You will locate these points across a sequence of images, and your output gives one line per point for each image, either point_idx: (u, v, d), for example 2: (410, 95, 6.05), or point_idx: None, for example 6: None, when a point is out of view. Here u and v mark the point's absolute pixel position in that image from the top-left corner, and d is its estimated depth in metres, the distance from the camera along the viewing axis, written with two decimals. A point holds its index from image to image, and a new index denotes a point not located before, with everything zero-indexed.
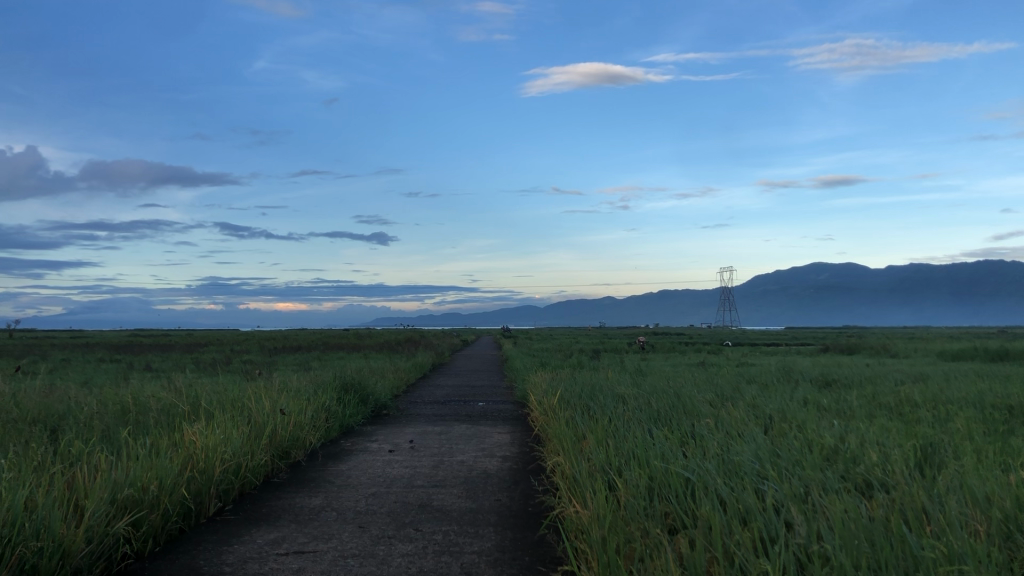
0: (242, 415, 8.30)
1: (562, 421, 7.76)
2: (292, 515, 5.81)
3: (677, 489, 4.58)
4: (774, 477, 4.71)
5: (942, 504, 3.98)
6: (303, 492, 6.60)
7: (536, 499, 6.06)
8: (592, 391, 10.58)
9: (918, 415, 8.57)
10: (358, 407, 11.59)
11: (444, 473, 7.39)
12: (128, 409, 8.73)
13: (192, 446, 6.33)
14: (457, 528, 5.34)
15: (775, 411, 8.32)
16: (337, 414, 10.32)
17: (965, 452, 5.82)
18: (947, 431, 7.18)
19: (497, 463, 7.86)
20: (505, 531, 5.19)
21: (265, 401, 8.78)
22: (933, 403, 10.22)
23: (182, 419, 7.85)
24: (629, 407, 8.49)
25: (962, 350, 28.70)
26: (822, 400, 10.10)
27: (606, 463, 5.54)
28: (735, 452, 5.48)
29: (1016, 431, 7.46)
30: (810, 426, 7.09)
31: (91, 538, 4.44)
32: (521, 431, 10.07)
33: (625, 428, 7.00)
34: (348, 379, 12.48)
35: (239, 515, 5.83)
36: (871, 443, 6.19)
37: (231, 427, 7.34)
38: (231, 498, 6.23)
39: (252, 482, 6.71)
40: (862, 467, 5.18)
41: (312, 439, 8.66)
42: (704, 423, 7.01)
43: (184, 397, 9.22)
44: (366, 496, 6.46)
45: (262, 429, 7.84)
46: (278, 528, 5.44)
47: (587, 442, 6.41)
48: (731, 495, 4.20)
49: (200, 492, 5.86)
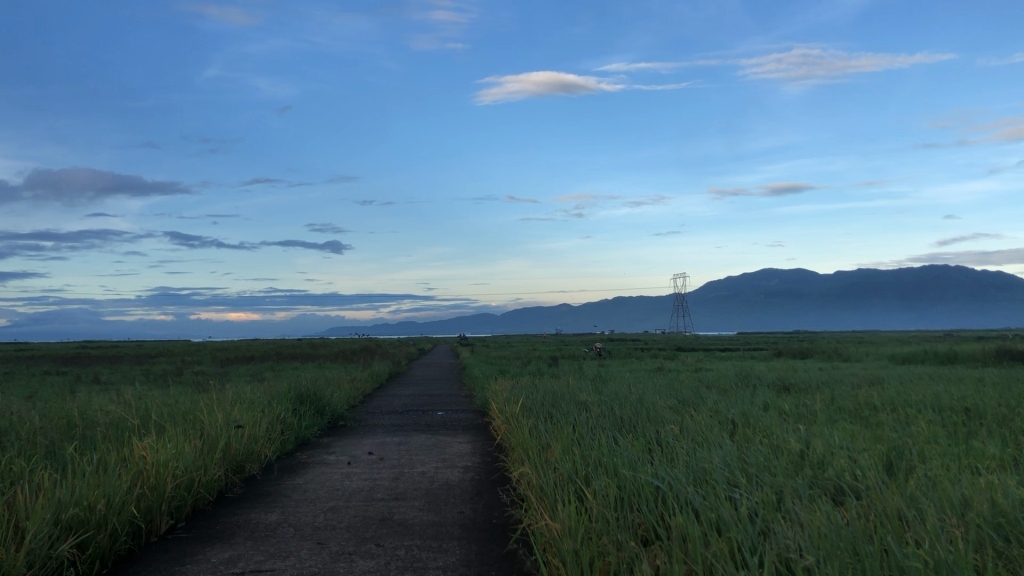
0: (194, 428, 8.03)
1: (524, 429, 7.63)
2: (247, 532, 5.58)
3: (649, 500, 4.46)
4: (745, 485, 4.60)
5: (919, 510, 3.90)
6: (259, 507, 6.37)
7: (500, 512, 5.90)
8: (554, 398, 10.47)
9: (880, 419, 8.58)
10: (314, 418, 11.34)
11: (405, 484, 7.21)
12: (74, 423, 8.41)
13: (143, 462, 6.05)
14: (420, 542, 5.16)
15: (737, 416, 8.28)
16: (293, 425, 10.08)
17: (931, 456, 5.79)
18: (910, 435, 7.17)
19: (459, 474, 7.67)
20: (470, 545, 5.03)
21: (219, 414, 8.49)
22: (892, 406, 10.26)
23: (131, 433, 7.55)
24: (592, 414, 8.37)
25: (912, 353, 29.02)
26: (784, 404, 10.08)
27: (573, 473, 5.42)
28: (703, 458, 5.39)
29: (977, 434, 7.47)
30: (776, 432, 7.02)
31: (32, 562, 4.20)
32: (483, 441, 9.92)
33: (589, 436, 6.87)
34: (303, 390, 12.21)
35: (192, 532, 5.59)
36: (837, 448, 6.14)
37: (183, 441, 7.07)
38: (183, 516, 5.99)
39: (205, 498, 6.48)
40: (833, 473, 5.10)
41: (267, 452, 8.40)
42: (669, 430, 6.91)
43: (133, 410, 8.90)
44: (324, 510, 6.25)
45: (214, 442, 7.56)
46: (233, 546, 5.21)
47: (552, 452, 6.27)
48: (704, 504, 4.09)
49: (150, 509, 5.60)
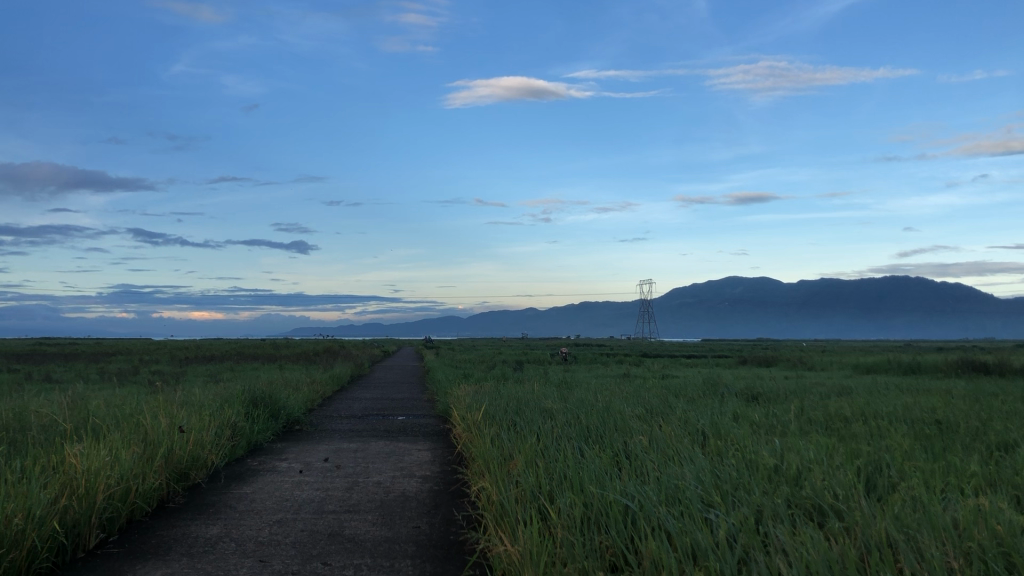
0: (135, 432, 7.58)
1: (486, 439, 7.29)
2: (184, 547, 5.17)
3: (617, 521, 4.10)
4: (722, 506, 4.27)
5: (910, 537, 3.60)
6: (201, 519, 5.94)
7: (458, 529, 5.57)
8: (518, 405, 10.15)
9: (853, 432, 8.37)
10: (268, 422, 10.89)
11: (358, 495, 6.81)
12: (5, 426, 7.89)
13: (73, 470, 5.61)
14: (370, 561, 4.78)
15: (707, 427, 8.01)
16: (244, 430, 9.63)
17: (910, 473, 5.53)
18: (886, 449, 6.93)
19: (416, 484, 7.31)
20: (423, 565, 4.70)
21: (161, 417, 8.03)
22: (863, 418, 10.05)
23: (65, 439, 7.09)
24: (556, 423, 8.08)
25: (876, 363, 28.93)
26: (753, 414, 9.84)
27: (536, 488, 5.08)
28: (674, 473, 5.07)
29: (954, 449, 7.25)
30: (747, 445, 6.73)
31: None
32: (444, 448, 9.60)
33: (554, 446, 6.56)
34: (256, 392, 11.71)
35: (124, 547, 5.16)
36: (812, 462, 5.86)
37: (121, 448, 6.61)
38: (116, 528, 5.54)
39: (143, 508, 6.05)
40: (811, 491, 4.80)
41: (213, 459, 7.96)
42: (636, 440, 6.61)
43: (71, 413, 8.40)
44: (271, 523, 5.85)
45: (156, 449, 7.13)
46: (167, 563, 4.80)
47: (514, 464, 5.94)
48: (678, 527, 3.76)
49: (77, 523, 5.16)
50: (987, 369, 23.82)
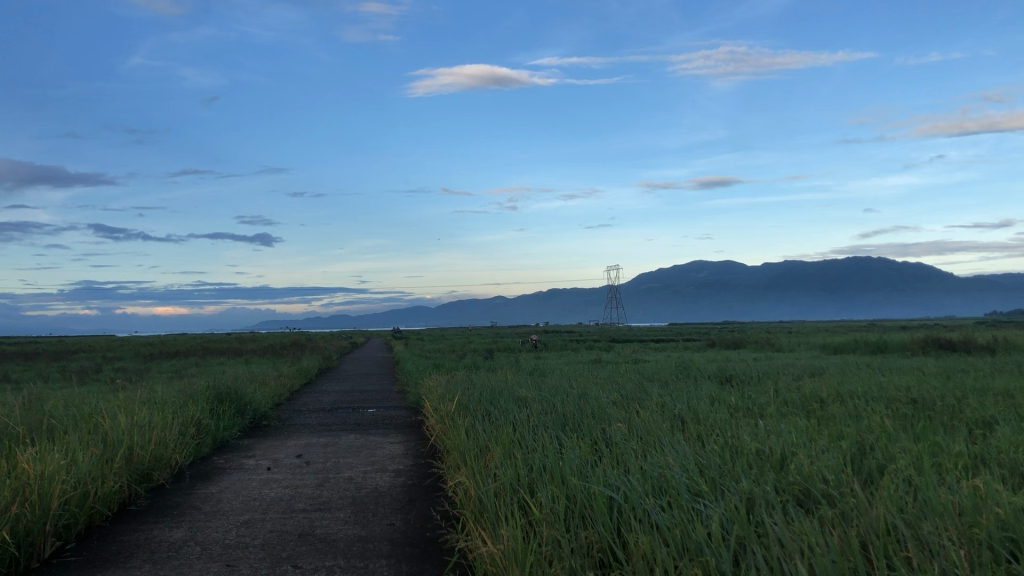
0: (94, 432, 7.27)
1: (461, 430, 7.06)
2: (147, 553, 4.91)
3: (602, 514, 3.90)
4: (710, 494, 4.10)
5: (912, 523, 3.43)
6: (165, 522, 5.68)
7: (434, 526, 5.36)
8: (493, 394, 9.93)
9: (830, 413, 8.24)
10: (233, 418, 10.58)
11: (329, 492, 6.56)
12: None
13: (25, 475, 5.33)
14: (344, 562, 4.56)
15: (685, 411, 7.85)
16: (210, 427, 9.32)
17: (896, 456, 5.40)
18: (867, 431, 6.80)
19: (389, 479, 7.08)
20: (399, 565, 4.50)
21: (121, 416, 7.71)
22: (838, 399, 9.93)
23: (18, 443, 6.77)
24: (533, 411, 7.90)
25: (843, 343, 28.86)
26: (729, 398, 9.69)
27: (515, 481, 4.89)
28: (656, 460, 4.89)
29: (934, 429, 7.12)
30: (728, 429, 6.58)
31: None
32: (416, 441, 9.36)
33: (532, 436, 6.35)
34: (221, 387, 11.37)
35: (83, 555, 4.89)
36: (796, 446, 5.71)
37: (77, 449, 6.31)
38: (73, 535, 5.27)
39: (102, 513, 5.78)
40: (799, 475, 4.65)
41: (177, 458, 7.68)
42: (615, 428, 6.43)
43: (25, 416, 8.04)
44: (239, 523, 5.60)
45: (115, 450, 6.82)
46: (126, 571, 4.53)
47: (492, 456, 5.73)
48: (668, 519, 3.58)
49: (30, 531, 4.88)
50: (953, 348, 23.89)
